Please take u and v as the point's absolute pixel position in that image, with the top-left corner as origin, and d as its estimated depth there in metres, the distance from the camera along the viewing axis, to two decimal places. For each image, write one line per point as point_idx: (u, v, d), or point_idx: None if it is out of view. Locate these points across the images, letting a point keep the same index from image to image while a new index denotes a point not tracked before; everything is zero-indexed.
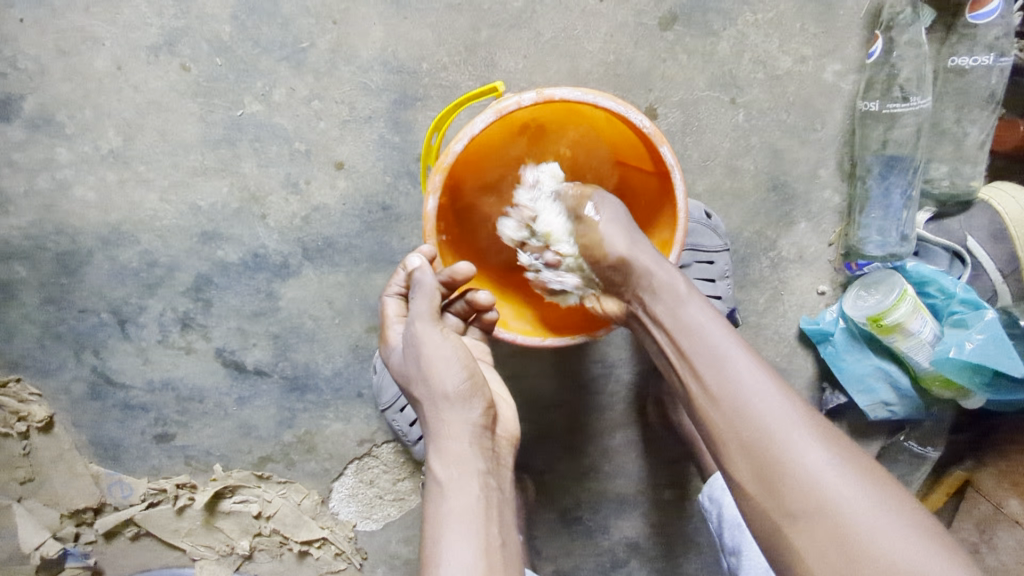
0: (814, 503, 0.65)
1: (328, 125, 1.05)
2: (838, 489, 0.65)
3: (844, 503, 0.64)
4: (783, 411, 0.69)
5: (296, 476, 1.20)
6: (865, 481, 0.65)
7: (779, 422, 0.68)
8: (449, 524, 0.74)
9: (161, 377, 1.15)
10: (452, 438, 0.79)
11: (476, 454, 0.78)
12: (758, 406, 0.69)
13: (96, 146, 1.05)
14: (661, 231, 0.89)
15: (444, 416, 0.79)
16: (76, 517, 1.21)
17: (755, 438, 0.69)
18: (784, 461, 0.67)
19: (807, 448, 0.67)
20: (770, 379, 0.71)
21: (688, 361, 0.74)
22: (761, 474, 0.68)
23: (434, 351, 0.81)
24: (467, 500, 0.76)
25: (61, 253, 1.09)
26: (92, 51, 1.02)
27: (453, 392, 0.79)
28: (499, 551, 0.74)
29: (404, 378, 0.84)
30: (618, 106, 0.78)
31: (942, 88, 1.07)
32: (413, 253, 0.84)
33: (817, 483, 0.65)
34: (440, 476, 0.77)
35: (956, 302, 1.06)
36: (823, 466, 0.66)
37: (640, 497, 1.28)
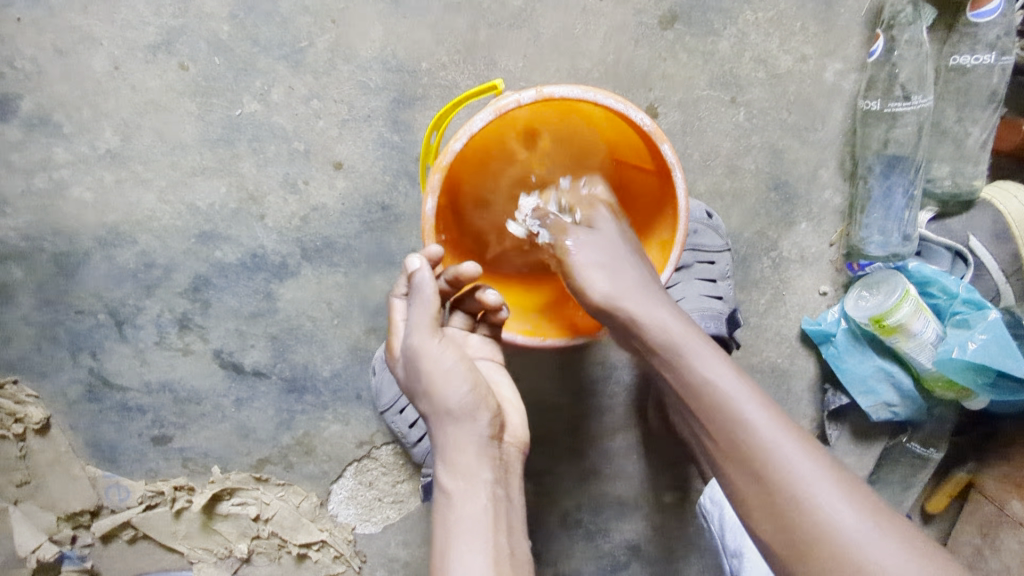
0: (849, 566, 0.62)
1: (327, 124, 1.04)
2: (869, 548, 0.62)
3: (882, 568, 0.61)
4: (805, 469, 0.66)
5: (294, 479, 1.19)
6: (903, 548, 0.62)
7: (800, 480, 0.66)
8: (459, 538, 0.73)
9: (158, 379, 1.14)
10: (459, 451, 0.78)
11: (485, 467, 0.77)
12: (776, 462, 0.67)
13: (94, 147, 1.05)
14: (661, 231, 0.88)
15: (448, 430, 0.79)
16: (73, 520, 1.20)
17: (780, 502, 0.66)
18: (813, 528, 0.64)
19: (838, 514, 0.64)
20: (788, 434, 0.68)
21: (696, 415, 0.73)
22: (787, 536, 0.65)
23: (433, 363, 0.79)
24: (474, 513, 0.75)
25: (58, 253, 1.08)
26: (89, 51, 1.02)
27: (455, 403, 0.78)
28: (507, 560, 0.73)
29: (410, 391, 0.83)
30: (618, 104, 0.77)
31: (943, 87, 1.07)
32: (413, 255, 0.82)
33: (850, 549, 0.62)
34: (447, 486, 0.77)
35: (958, 302, 1.06)
36: (856, 527, 0.63)
37: (641, 499, 1.27)
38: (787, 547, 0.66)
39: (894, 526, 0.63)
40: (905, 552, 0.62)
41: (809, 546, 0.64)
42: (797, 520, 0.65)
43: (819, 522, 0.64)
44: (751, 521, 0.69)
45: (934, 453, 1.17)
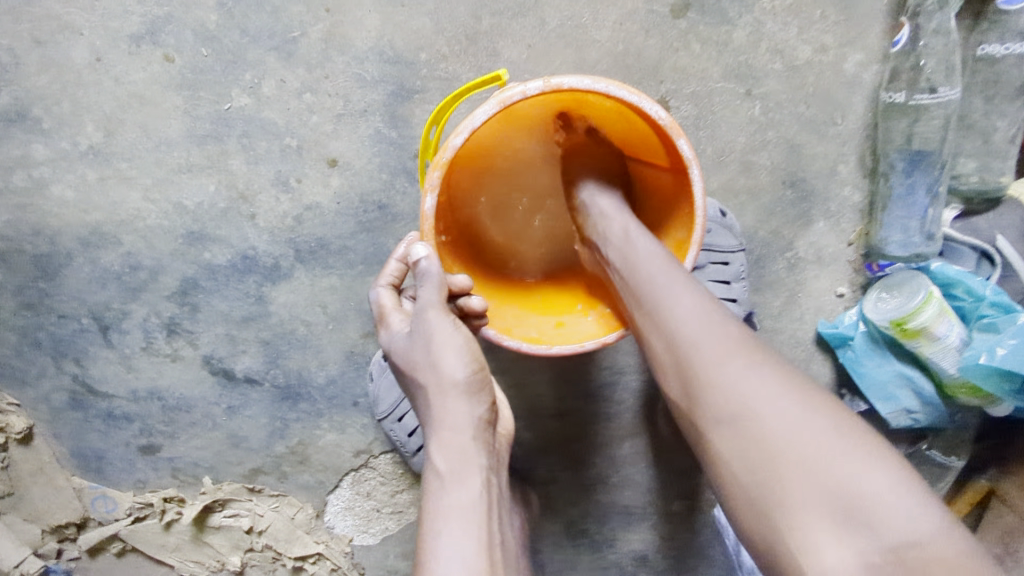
0: (740, 414, 0.64)
1: (321, 119, 0.99)
2: (764, 400, 0.64)
3: (772, 417, 0.63)
4: (718, 333, 0.69)
5: (289, 489, 1.14)
6: (801, 404, 0.63)
7: (711, 344, 0.68)
8: (448, 519, 0.69)
9: (146, 386, 1.09)
10: (456, 430, 0.72)
11: (479, 450, 0.73)
12: (686, 326, 0.70)
13: (74, 143, 0.99)
14: (675, 230, 0.83)
15: (448, 407, 0.73)
16: (58, 533, 1.15)
17: (683, 357, 0.69)
18: (709, 378, 0.66)
19: (735, 368, 0.66)
20: (709, 306, 0.71)
21: (634, 297, 0.76)
22: (690, 392, 0.68)
23: (447, 341, 0.74)
24: (467, 495, 0.70)
25: (39, 255, 1.03)
26: (69, 41, 0.96)
27: (465, 382, 0.73)
28: (497, 551, 0.69)
29: (405, 362, 0.77)
30: (632, 96, 0.72)
31: (971, 78, 1.02)
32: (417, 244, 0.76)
33: (747, 402, 0.64)
34: (440, 467, 0.71)
35: (985, 305, 1.01)
36: (757, 382, 0.65)
37: (649, 509, 1.22)
38: (687, 402, 0.69)
39: (796, 388, 0.64)
40: (803, 407, 0.63)
41: (708, 400, 0.66)
42: (702, 376, 0.67)
43: (723, 378, 0.66)
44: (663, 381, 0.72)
45: (955, 460, 1.13)
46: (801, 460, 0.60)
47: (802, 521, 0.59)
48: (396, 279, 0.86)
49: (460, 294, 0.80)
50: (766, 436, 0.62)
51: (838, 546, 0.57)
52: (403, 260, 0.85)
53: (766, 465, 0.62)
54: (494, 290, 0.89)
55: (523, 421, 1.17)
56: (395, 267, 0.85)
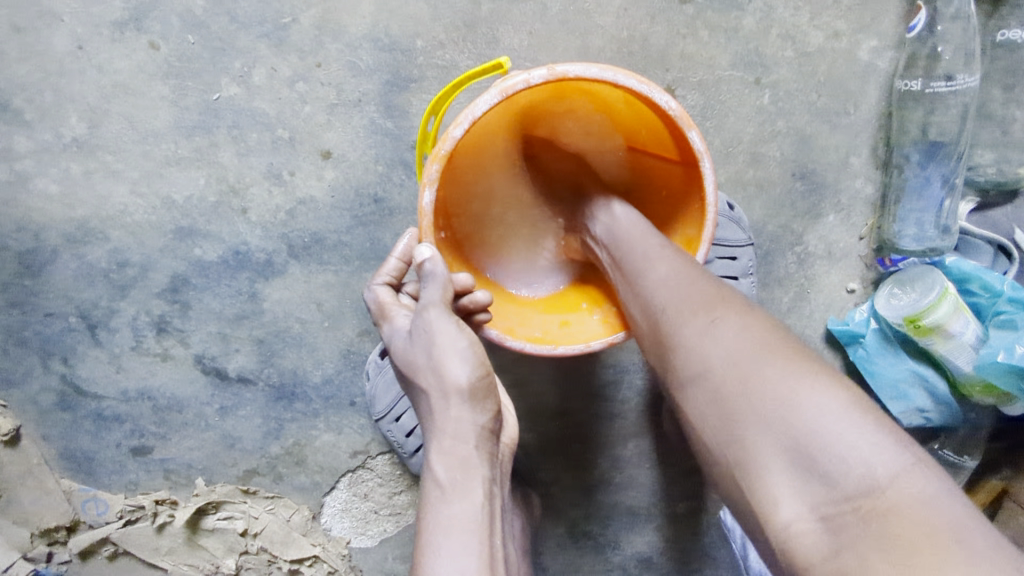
0: (703, 373, 0.63)
1: (314, 109, 0.96)
2: (725, 354, 0.62)
3: (731, 372, 0.61)
4: (685, 290, 0.67)
5: (284, 491, 1.11)
6: (769, 356, 0.60)
7: (678, 304, 0.67)
8: (448, 532, 0.66)
9: (136, 386, 1.06)
10: (458, 438, 0.69)
11: (482, 460, 0.70)
12: (653, 287, 0.69)
13: (58, 134, 0.96)
14: (685, 227, 0.79)
15: (449, 415, 0.70)
16: (48, 536, 1.11)
17: (655, 320, 0.69)
18: (675, 337, 0.66)
19: (696, 324, 0.65)
20: (684, 268, 0.69)
21: (616, 264, 0.76)
22: (660, 355, 0.68)
23: (451, 344, 0.70)
24: (469, 508, 0.67)
25: (23, 251, 1.00)
26: (51, 28, 0.93)
27: (468, 388, 0.69)
28: (500, 567, 0.66)
29: (406, 365, 0.74)
30: (642, 85, 0.68)
31: (990, 66, 0.98)
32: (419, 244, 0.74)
33: (708, 361, 0.62)
34: (441, 477, 0.68)
35: (1003, 301, 0.97)
36: (719, 337, 0.63)
37: (654, 509, 1.19)
38: (660, 365, 0.68)
39: (764, 338, 0.61)
40: (763, 357, 0.60)
41: (675, 360, 0.65)
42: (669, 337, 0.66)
43: (686, 337, 0.65)
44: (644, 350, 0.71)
45: (967, 461, 1.10)
46: (756, 410, 0.58)
47: (763, 476, 0.57)
48: (395, 278, 0.84)
49: (461, 292, 0.77)
50: (724, 391, 0.61)
51: (796, 499, 0.55)
52: (403, 258, 0.83)
53: (726, 422, 0.60)
54: (497, 289, 0.86)
55: (524, 421, 1.14)
56: (395, 264, 0.83)
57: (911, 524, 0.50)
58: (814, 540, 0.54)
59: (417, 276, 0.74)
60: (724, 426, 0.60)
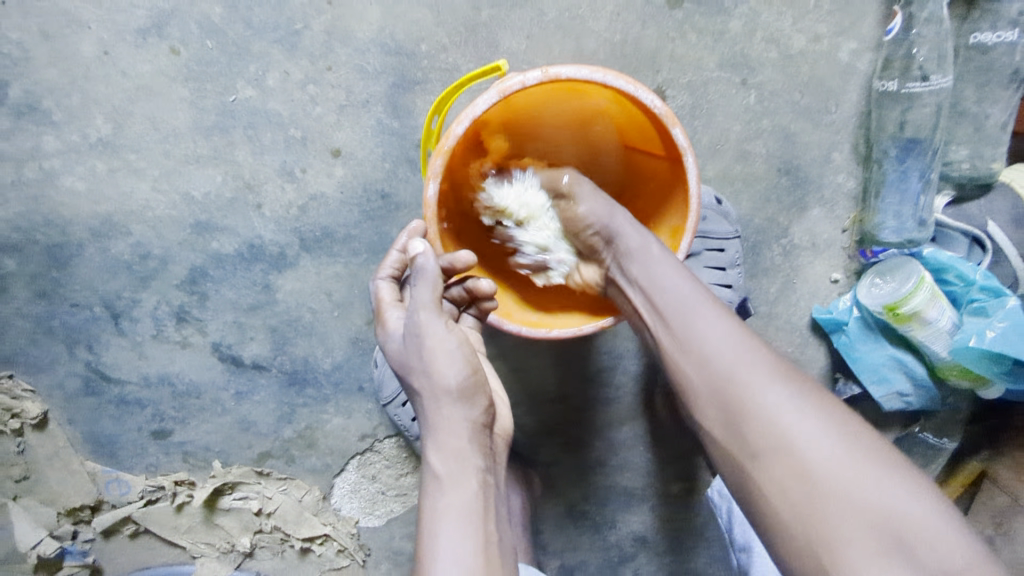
0: (780, 446, 0.65)
1: (325, 110, 1.01)
2: (798, 426, 0.65)
3: (813, 448, 0.64)
4: (759, 361, 0.69)
5: (297, 473, 1.17)
6: (839, 435, 0.64)
7: (747, 371, 0.68)
8: (445, 520, 0.71)
9: (156, 372, 1.12)
10: (451, 432, 0.75)
11: (474, 452, 0.75)
12: (724, 353, 0.70)
13: (84, 134, 1.02)
14: (673, 217, 0.84)
15: (442, 412, 0.75)
16: (74, 515, 1.18)
17: (720, 385, 0.69)
18: (746, 405, 0.67)
19: (768, 393, 0.67)
20: (743, 334, 0.71)
21: (663, 318, 0.75)
22: (728, 420, 0.69)
23: (439, 344, 0.75)
24: (463, 497, 0.72)
25: (51, 245, 1.06)
26: (78, 35, 0.98)
27: (456, 386, 0.75)
28: (496, 550, 0.71)
29: (402, 366, 0.78)
30: (629, 85, 0.74)
31: (963, 66, 1.03)
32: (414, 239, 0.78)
33: (787, 433, 0.65)
34: (438, 470, 0.74)
35: (976, 289, 1.02)
36: (801, 414, 0.66)
37: (648, 490, 1.25)
38: (726, 430, 0.69)
39: (830, 416, 0.66)
40: (844, 440, 0.64)
41: (747, 430, 0.67)
42: (744, 406, 0.67)
43: (766, 409, 0.66)
44: (697, 409, 0.72)
45: (947, 443, 1.15)
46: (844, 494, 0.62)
47: (842, 552, 0.61)
48: (396, 271, 0.88)
49: (464, 270, 0.82)
50: (810, 469, 0.63)
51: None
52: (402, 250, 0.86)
53: (812, 499, 0.63)
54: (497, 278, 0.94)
55: (524, 406, 1.20)
56: (395, 258, 0.87)
57: None
58: None
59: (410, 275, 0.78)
60: (806, 504, 0.63)
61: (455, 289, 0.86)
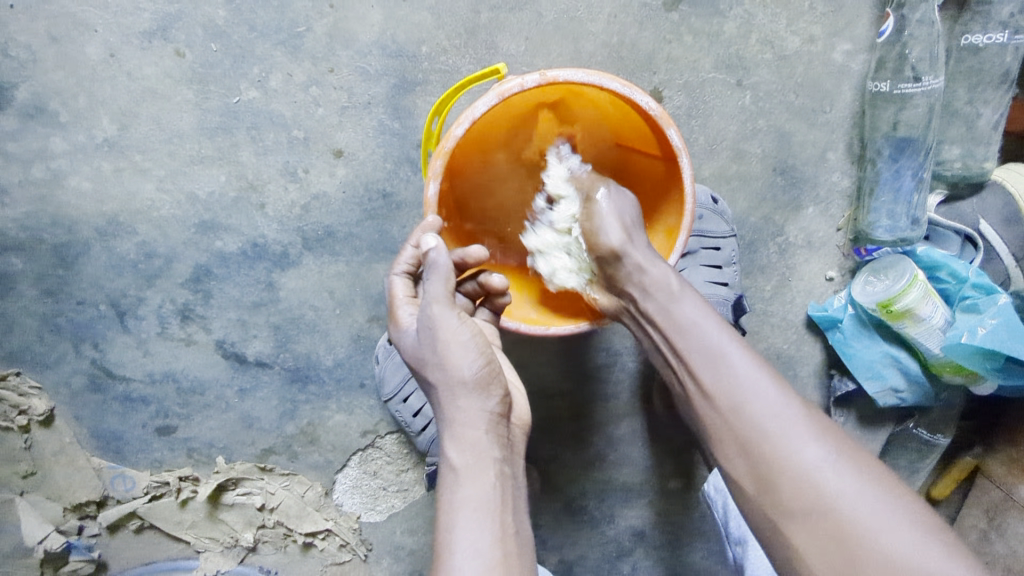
0: (814, 502, 0.65)
1: (327, 111, 1.03)
2: (830, 480, 0.65)
3: (846, 503, 0.64)
4: (791, 416, 0.69)
5: (299, 468, 1.19)
6: (869, 489, 0.65)
7: (777, 422, 0.69)
8: (462, 512, 0.72)
9: (161, 369, 1.14)
10: (467, 425, 0.76)
11: (491, 444, 0.76)
12: (758, 409, 0.70)
13: (90, 135, 1.03)
14: (668, 217, 0.87)
15: (459, 403, 0.76)
16: (79, 510, 1.20)
17: (750, 437, 0.70)
18: (779, 459, 0.68)
19: (800, 447, 0.67)
20: (769, 380, 0.71)
21: (688, 362, 0.75)
22: (759, 475, 0.68)
23: (452, 337, 0.77)
24: (480, 490, 0.73)
25: (58, 244, 1.08)
26: (84, 38, 1.00)
27: (472, 377, 0.76)
28: (512, 538, 0.72)
29: (417, 361, 0.80)
30: (624, 88, 0.75)
31: (955, 67, 1.05)
32: (426, 232, 0.81)
33: (820, 490, 0.65)
34: (455, 462, 0.75)
35: (968, 287, 1.04)
36: (834, 472, 0.66)
37: (646, 486, 1.26)
38: (759, 485, 0.69)
39: (860, 468, 0.66)
40: (876, 496, 0.64)
41: (778, 484, 0.67)
42: (777, 462, 0.67)
43: (798, 465, 0.67)
44: (726, 459, 0.72)
45: (940, 439, 1.16)
46: (880, 554, 0.62)
47: None
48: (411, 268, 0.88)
49: (476, 265, 0.84)
50: (845, 530, 0.63)
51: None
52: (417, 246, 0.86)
53: (848, 561, 0.63)
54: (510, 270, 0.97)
55: None
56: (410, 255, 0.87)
57: None
58: None
59: (424, 270, 0.81)
60: (841, 563, 0.63)
61: (467, 284, 0.87)
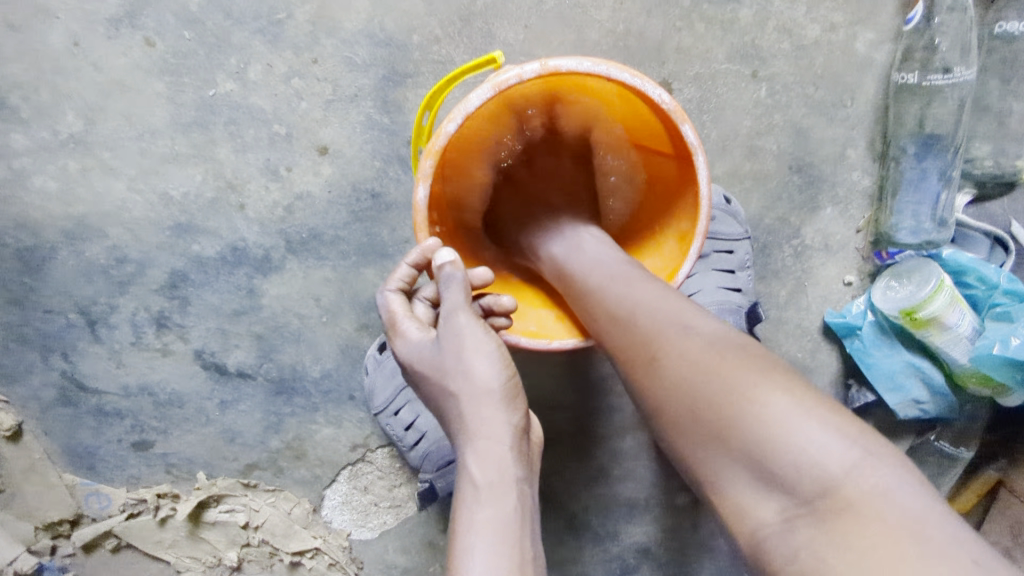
0: (670, 382, 0.63)
1: (310, 105, 0.96)
2: (679, 355, 0.63)
3: (693, 372, 0.62)
4: (652, 310, 0.67)
5: (285, 484, 1.12)
6: (721, 361, 0.61)
7: (633, 312, 0.68)
8: (481, 534, 0.65)
9: (136, 381, 1.07)
10: (491, 437, 0.69)
11: (515, 461, 0.69)
12: (618, 302, 0.70)
13: (55, 132, 0.96)
14: (680, 222, 0.79)
15: (482, 413, 0.70)
16: (52, 529, 1.13)
17: (615, 332, 0.70)
18: (636, 345, 0.67)
19: (657, 328, 0.66)
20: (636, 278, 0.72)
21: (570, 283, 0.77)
22: (630, 367, 0.68)
23: (479, 345, 0.72)
24: (502, 509, 0.66)
25: (22, 249, 1.00)
26: (46, 26, 0.93)
27: (500, 388, 0.71)
28: (532, 566, 0.65)
29: (436, 371, 0.74)
30: (635, 79, 0.68)
31: (986, 57, 0.98)
32: (440, 248, 0.74)
33: (673, 369, 0.63)
34: (476, 478, 0.68)
35: (999, 293, 0.98)
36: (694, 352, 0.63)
37: (652, 500, 1.19)
38: (645, 394, 0.66)
39: (724, 347, 0.62)
40: (727, 366, 0.60)
41: (638, 373, 0.67)
42: (636, 351, 0.67)
43: (654, 348, 0.65)
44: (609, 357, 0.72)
45: (964, 452, 1.08)
46: (720, 417, 0.59)
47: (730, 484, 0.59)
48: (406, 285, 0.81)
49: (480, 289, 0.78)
50: (703, 408, 0.60)
51: (775, 516, 0.56)
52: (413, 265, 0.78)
53: (698, 431, 0.61)
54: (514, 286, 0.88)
55: None
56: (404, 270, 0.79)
57: (874, 519, 0.51)
58: (783, 540, 0.55)
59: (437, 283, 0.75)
60: (696, 436, 0.61)
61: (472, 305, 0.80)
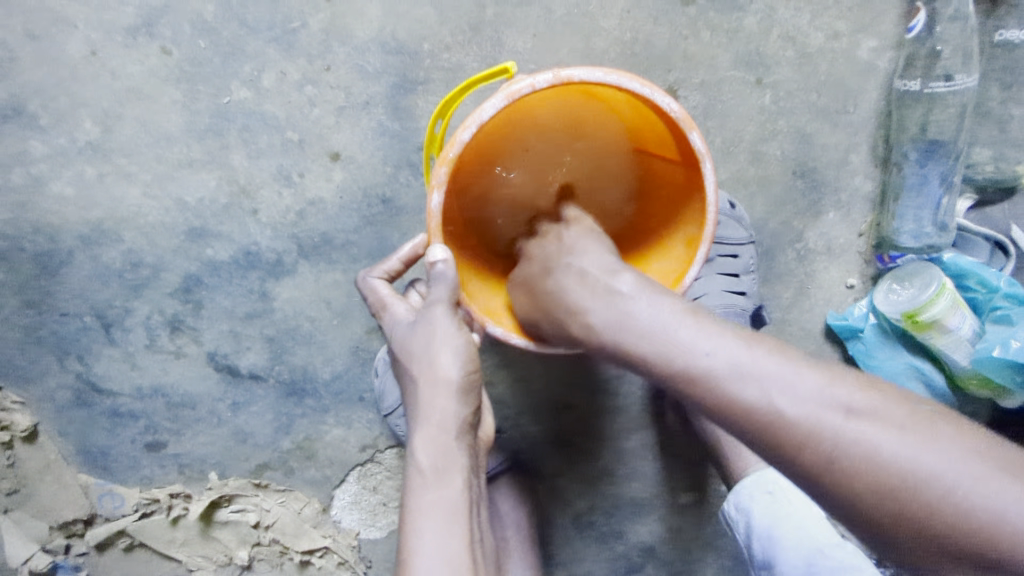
0: (749, 419, 0.60)
1: (323, 112, 0.97)
2: (749, 388, 0.60)
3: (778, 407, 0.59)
4: (783, 387, 0.59)
5: (296, 484, 1.13)
6: (790, 381, 0.59)
7: (683, 343, 0.63)
8: (429, 517, 0.70)
9: (149, 383, 1.08)
10: (442, 426, 0.73)
11: (463, 450, 0.74)
12: (655, 332, 0.65)
13: (72, 138, 0.98)
14: (687, 226, 0.81)
15: (436, 402, 0.73)
16: (66, 529, 1.14)
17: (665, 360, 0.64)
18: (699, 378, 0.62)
19: (713, 361, 0.62)
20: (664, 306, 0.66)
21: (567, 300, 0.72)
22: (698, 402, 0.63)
23: (446, 338, 0.74)
24: (448, 495, 0.71)
25: (38, 253, 1.02)
26: (64, 34, 0.95)
27: (459, 381, 0.73)
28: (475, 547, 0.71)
29: (404, 353, 0.77)
30: (644, 88, 0.69)
31: (987, 65, 1.00)
32: (435, 246, 0.72)
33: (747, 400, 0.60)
34: (424, 465, 0.72)
35: (999, 297, 1.00)
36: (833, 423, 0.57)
37: (657, 500, 1.21)
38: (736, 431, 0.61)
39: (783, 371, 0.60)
40: (798, 396, 0.59)
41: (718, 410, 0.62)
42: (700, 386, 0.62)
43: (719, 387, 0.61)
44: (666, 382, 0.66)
45: None
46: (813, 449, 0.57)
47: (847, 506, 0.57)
48: (391, 273, 0.85)
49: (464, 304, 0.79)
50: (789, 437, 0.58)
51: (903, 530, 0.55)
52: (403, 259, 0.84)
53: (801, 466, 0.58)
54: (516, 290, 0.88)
55: (529, 415, 1.16)
56: (395, 262, 0.84)
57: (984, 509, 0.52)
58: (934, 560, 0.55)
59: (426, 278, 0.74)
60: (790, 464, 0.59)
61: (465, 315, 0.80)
